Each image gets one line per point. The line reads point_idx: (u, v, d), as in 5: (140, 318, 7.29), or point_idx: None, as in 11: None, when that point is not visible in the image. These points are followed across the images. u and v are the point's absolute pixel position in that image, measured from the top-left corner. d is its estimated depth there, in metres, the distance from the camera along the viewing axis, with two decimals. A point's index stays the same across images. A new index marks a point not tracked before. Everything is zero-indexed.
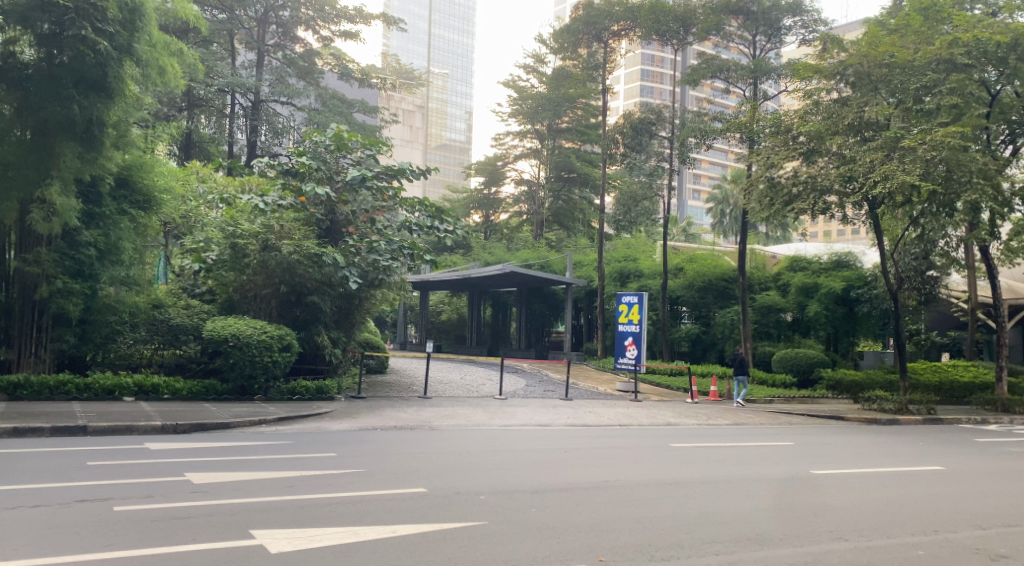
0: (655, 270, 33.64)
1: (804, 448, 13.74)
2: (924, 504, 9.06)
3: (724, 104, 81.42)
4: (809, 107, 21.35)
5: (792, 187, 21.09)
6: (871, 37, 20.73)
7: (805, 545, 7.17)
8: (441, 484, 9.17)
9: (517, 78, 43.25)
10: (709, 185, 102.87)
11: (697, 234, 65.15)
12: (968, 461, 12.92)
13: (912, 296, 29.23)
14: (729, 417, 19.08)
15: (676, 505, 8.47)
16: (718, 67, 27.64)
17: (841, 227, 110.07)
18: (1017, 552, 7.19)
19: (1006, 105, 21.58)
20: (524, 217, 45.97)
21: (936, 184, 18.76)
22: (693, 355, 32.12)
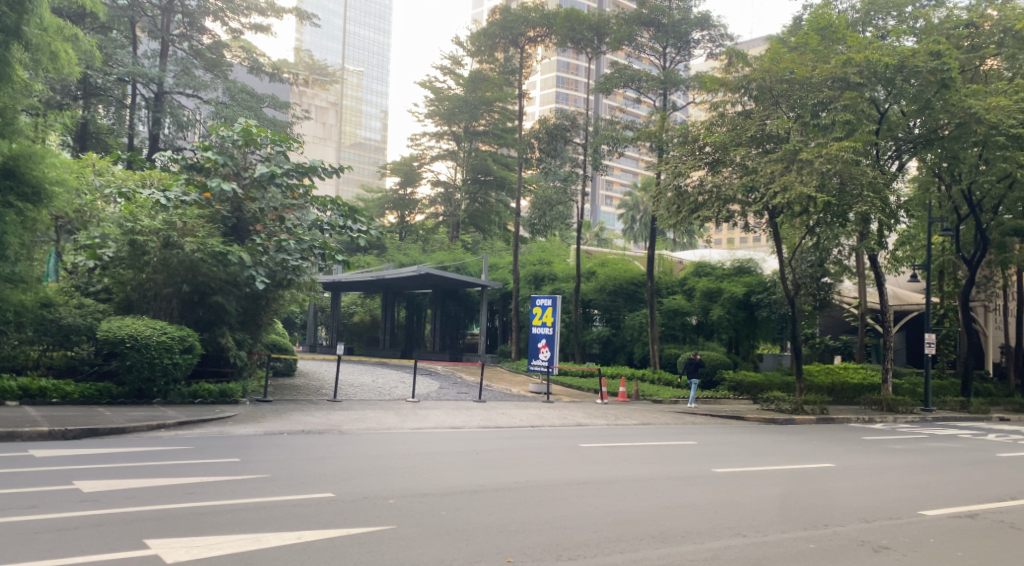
0: (569, 273, 34.12)
1: (707, 447, 14.25)
2: (815, 500, 9.53)
3: (635, 113, 83.40)
4: (715, 119, 22.34)
5: (698, 196, 21.88)
6: (773, 53, 21.77)
7: (706, 541, 7.43)
8: (349, 488, 9.04)
9: (433, 79, 43.05)
10: (621, 192, 105.30)
11: (608, 239, 66.45)
12: (857, 458, 13.67)
13: (807, 302, 30.71)
14: (636, 417, 19.57)
15: (584, 505, 8.63)
16: (631, 77, 28.25)
17: (743, 235, 114.61)
18: (898, 543, 7.65)
19: (893, 123, 22.86)
20: (439, 218, 45.79)
21: (831, 196, 19.79)
22: (604, 357, 32.86)
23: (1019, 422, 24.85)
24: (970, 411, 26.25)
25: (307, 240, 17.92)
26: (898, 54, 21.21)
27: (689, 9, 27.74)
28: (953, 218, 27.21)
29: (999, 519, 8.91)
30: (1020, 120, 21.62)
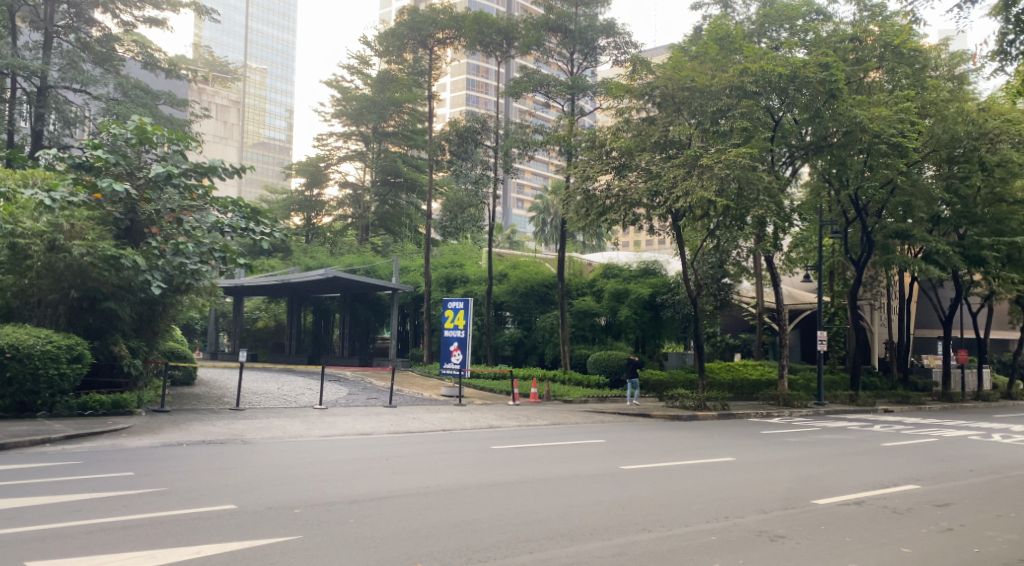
0: (480, 276, 34.17)
1: (615, 445, 14.55)
2: (716, 493, 9.87)
3: (544, 117, 84.15)
4: (621, 125, 22.97)
5: (606, 199, 22.24)
6: (675, 62, 22.51)
7: (613, 538, 7.57)
8: (252, 499, 8.76)
9: (340, 79, 42.26)
10: (532, 195, 106.40)
11: (520, 241, 66.89)
12: (756, 451, 14.24)
13: (709, 301, 31.79)
14: (547, 418, 19.79)
15: (493, 507, 8.64)
16: (540, 81, 28.53)
17: (649, 238, 118.33)
18: (792, 532, 8.01)
19: (786, 130, 23.92)
20: (348, 220, 45.00)
21: (729, 200, 20.58)
22: (516, 359, 33.03)
23: (901, 413, 26.52)
24: (858, 404, 27.87)
25: (206, 244, 17.28)
26: (790, 65, 22.12)
27: (595, 17, 28.38)
28: (842, 221, 28.78)
29: (883, 505, 9.47)
30: (899, 130, 23.15)
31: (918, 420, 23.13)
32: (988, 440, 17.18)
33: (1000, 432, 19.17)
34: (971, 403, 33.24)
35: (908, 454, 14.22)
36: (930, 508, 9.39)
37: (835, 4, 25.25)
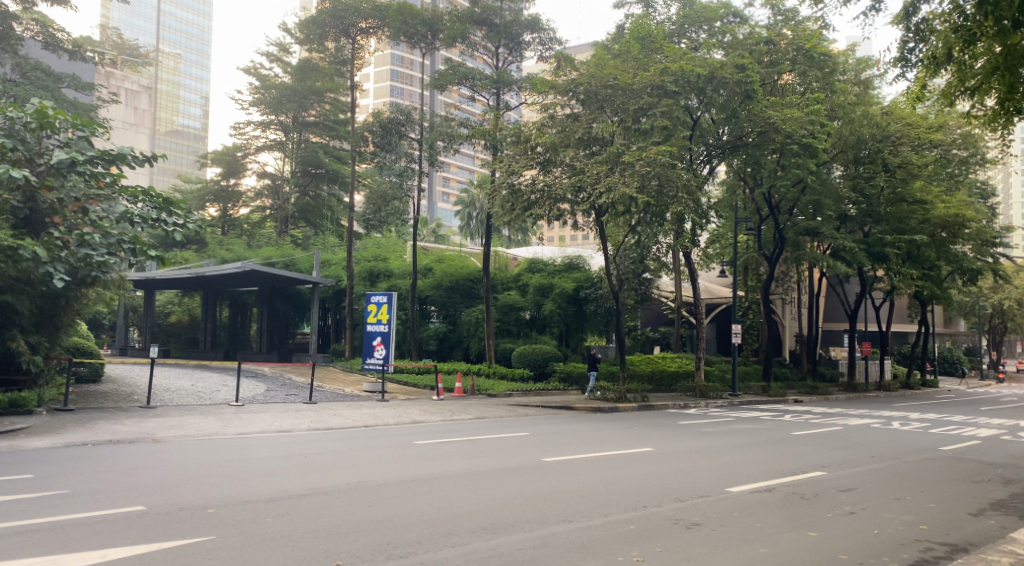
0: (405, 270, 33.90)
1: (539, 437, 14.68)
2: (635, 483, 10.07)
3: (470, 111, 83.83)
4: (545, 120, 23.09)
5: (531, 194, 22.32)
6: (598, 60, 22.75)
7: (534, 530, 7.62)
8: (163, 500, 8.44)
9: (259, 66, 41.02)
10: (457, 189, 105.99)
11: (445, 235, 66.50)
12: (673, 442, 14.60)
13: (629, 296, 32.73)
14: (470, 412, 19.76)
15: (415, 502, 8.57)
16: (464, 75, 28.35)
17: (573, 234, 120.64)
18: (707, 519, 8.25)
19: (704, 129, 24.73)
20: (266, 212, 43.79)
21: (650, 197, 20.93)
22: (440, 353, 32.89)
23: (810, 403, 27.72)
24: (770, 394, 28.99)
25: (114, 234, 16.23)
26: (708, 66, 22.74)
27: (520, 11, 28.36)
28: (756, 219, 29.91)
29: (793, 491, 9.86)
30: (810, 131, 24.10)
31: (824, 409, 24.28)
32: (889, 427, 18.15)
33: (899, 419, 20.29)
34: (873, 393, 35.06)
35: (815, 442, 14.86)
36: (835, 493, 9.84)
37: (751, 7, 26.00)
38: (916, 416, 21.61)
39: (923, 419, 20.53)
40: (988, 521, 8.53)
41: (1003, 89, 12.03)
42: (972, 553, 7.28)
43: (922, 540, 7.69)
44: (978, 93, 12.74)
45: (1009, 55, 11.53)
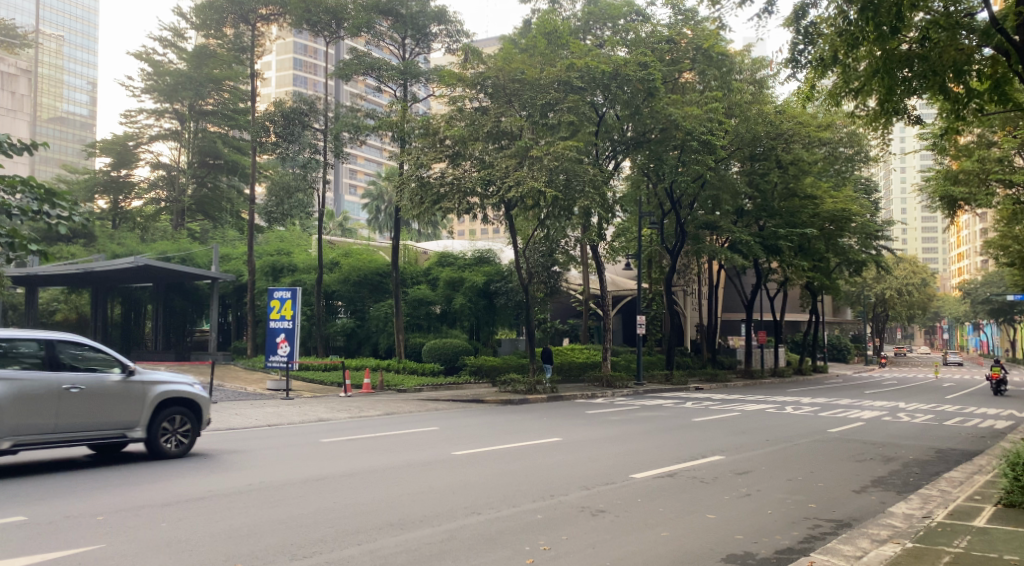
0: (310, 264, 33.09)
1: (449, 432, 14.62)
2: (541, 473, 10.20)
3: (376, 102, 82.51)
4: (454, 113, 22.80)
5: (440, 187, 22.10)
6: (506, 54, 22.79)
7: (442, 524, 7.61)
8: (48, 509, 7.96)
9: (151, 51, 39.03)
10: (365, 181, 104.39)
11: (353, 228, 65.31)
12: (580, 431, 14.85)
13: (540, 288, 32.72)
14: (379, 407, 19.51)
15: (321, 501, 8.40)
16: (370, 65, 27.71)
17: (482, 228, 121.55)
18: (612, 506, 8.45)
19: (609, 126, 25.56)
20: (161, 205, 41.40)
21: (558, 190, 21.37)
22: (348, 349, 32.30)
23: (710, 390, 28.79)
24: (673, 382, 29.96)
25: None
26: (612, 63, 23.25)
27: (426, 2, 28.01)
28: (659, 213, 30.81)
29: (692, 475, 10.22)
30: (708, 128, 25.08)
31: (724, 396, 25.24)
32: (782, 411, 19.08)
33: (791, 404, 21.35)
34: (769, 379, 36.81)
35: (715, 427, 15.41)
36: (732, 476, 10.26)
37: (653, 6, 26.44)
38: (807, 400, 22.83)
39: (812, 403, 21.71)
40: (869, 496, 9.10)
41: (882, 91, 12.88)
42: (855, 527, 7.75)
43: (811, 517, 8.13)
44: (861, 94, 13.51)
45: (886, 59, 12.33)
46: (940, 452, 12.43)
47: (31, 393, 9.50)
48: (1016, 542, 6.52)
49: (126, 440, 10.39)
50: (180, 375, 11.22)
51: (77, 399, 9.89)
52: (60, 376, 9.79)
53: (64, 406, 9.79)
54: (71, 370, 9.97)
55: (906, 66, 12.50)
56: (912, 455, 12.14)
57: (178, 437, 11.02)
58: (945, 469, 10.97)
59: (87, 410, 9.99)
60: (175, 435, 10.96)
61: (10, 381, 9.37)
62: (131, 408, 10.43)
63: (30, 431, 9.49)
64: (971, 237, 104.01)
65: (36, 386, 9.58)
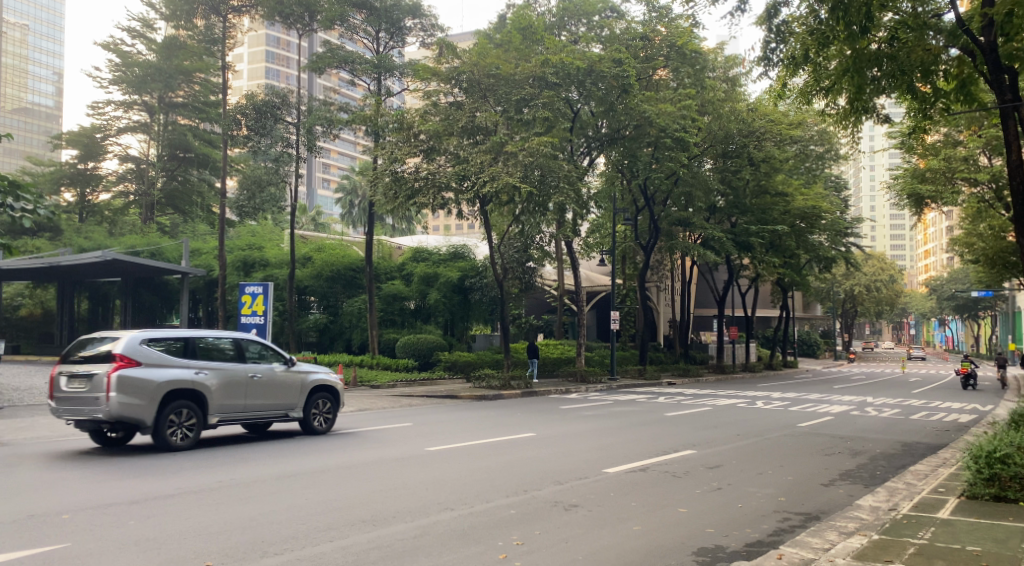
0: (282, 259, 32.79)
1: (422, 428, 14.58)
2: (514, 469, 10.20)
3: (350, 96, 81.72)
4: (429, 108, 22.69)
5: (414, 182, 21.95)
6: (480, 48, 22.76)
7: (415, 520, 7.59)
8: (12, 508, 7.79)
9: (119, 42, 38.34)
10: (338, 175, 103.60)
11: (326, 223, 64.77)
12: (553, 426, 14.88)
13: (514, 284, 33.26)
14: (352, 404, 19.38)
15: (292, 497, 8.34)
16: (344, 58, 27.50)
17: (458, 223, 121.37)
18: (585, 501, 8.48)
19: (584, 121, 25.88)
20: (130, 198, 40.75)
21: (533, 186, 21.44)
22: (321, 345, 32.10)
23: (682, 385, 29.03)
24: (646, 377, 30.21)
25: None
26: (587, 59, 23.39)
27: None
28: (633, 209, 30.97)
29: (664, 470, 10.30)
30: (681, 126, 25.35)
31: (696, 391, 25.46)
32: (753, 406, 19.28)
33: (762, 399, 21.60)
34: (740, 374, 37.23)
35: (687, 422, 15.53)
36: (703, 470, 10.36)
37: (627, 3, 26.51)
38: (777, 395, 23.12)
39: (782, 398, 21.97)
40: (837, 490, 9.24)
41: (852, 90, 13.02)
42: (823, 520, 7.86)
43: (781, 510, 8.23)
44: (831, 93, 13.65)
45: (857, 58, 12.55)
46: (906, 446, 12.66)
47: (230, 379, 11.65)
48: (978, 533, 6.66)
49: (288, 419, 12.51)
50: (321, 366, 13.34)
51: (259, 383, 12.04)
52: (247, 365, 11.95)
53: (250, 388, 11.94)
54: (252, 363, 12.13)
55: (875, 66, 12.67)
56: (879, 449, 12.35)
57: (324, 416, 13.18)
58: (911, 462, 11.18)
59: (266, 391, 12.14)
60: (321, 415, 13.11)
61: (215, 371, 11.50)
62: (294, 393, 12.56)
63: (227, 409, 11.59)
64: (937, 235, 105.89)
65: (231, 373, 11.73)
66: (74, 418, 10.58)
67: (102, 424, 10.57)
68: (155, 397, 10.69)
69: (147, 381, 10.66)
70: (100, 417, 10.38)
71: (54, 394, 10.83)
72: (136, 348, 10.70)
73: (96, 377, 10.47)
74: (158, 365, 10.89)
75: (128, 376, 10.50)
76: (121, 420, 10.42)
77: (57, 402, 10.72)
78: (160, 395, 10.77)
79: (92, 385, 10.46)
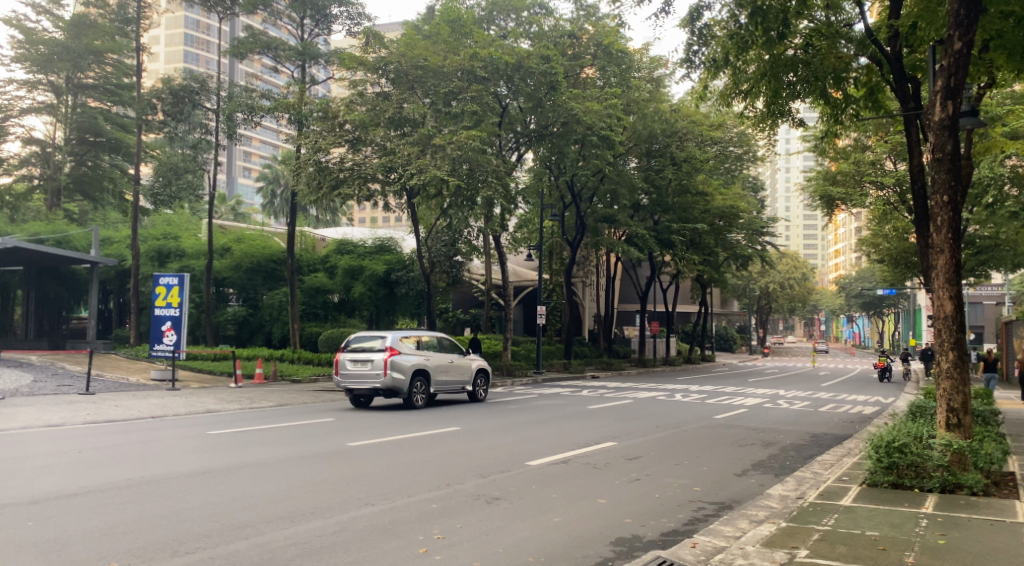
0: (199, 250, 31.65)
1: (345, 422, 14.36)
2: (437, 463, 10.17)
3: (272, 83, 79.40)
4: (354, 97, 22.64)
5: (339, 172, 21.64)
6: (408, 39, 22.63)
7: (334, 515, 7.49)
8: None
9: (23, 18, 36.27)
10: (260, 164, 100.82)
11: (246, 213, 62.96)
12: (478, 420, 14.91)
13: (441, 278, 33.07)
14: (272, 399, 18.95)
15: (207, 494, 8.11)
16: (266, 44, 26.71)
17: (383, 215, 119.97)
18: (506, 494, 8.53)
19: (513, 117, 25.67)
20: (34, 182, 38.75)
21: (461, 179, 21.38)
22: (239, 338, 31.23)
23: (605, 378, 29.55)
24: (571, 370, 30.64)
25: None
26: (516, 54, 23.46)
27: None
28: (560, 205, 31.27)
29: (585, 462, 10.47)
30: (608, 124, 25.09)
31: (619, 384, 25.92)
32: (673, 399, 19.77)
33: (681, 392, 22.20)
34: (661, 368, 38.15)
35: (609, 415, 15.81)
36: (623, 462, 10.57)
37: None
38: (695, 388, 23.79)
39: (700, 391, 22.60)
40: (750, 479, 9.59)
41: (769, 93, 13.46)
42: (735, 509, 8.14)
43: (696, 500, 8.47)
44: (749, 96, 14.04)
45: (774, 63, 12.99)
46: (815, 437, 13.22)
47: (439, 361, 17.23)
48: (876, 518, 7.03)
49: (465, 390, 18.07)
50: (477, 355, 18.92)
51: (452, 364, 17.59)
52: (445, 353, 17.46)
53: (448, 368, 17.48)
54: (448, 351, 17.70)
55: (790, 71, 13.15)
56: (789, 440, 12.86)
57: (484, 389, 18.85)
58: (818, 452, 11.70)
59: (455, 369, 17.76)
60: (481, 387, 18.75)
61: (431, 357, 17.03)
62: (467, 372, 18.14)
63: (438, 381, 17.21)
64: (847, 235, 110.78)
65: (440, 359, 17.26)
66: (357, 387, 15.98)
67: (377, 391, 16.03)
68: (409, 373, 16.20)
69: (404, 363, 16.20)
70: (379, 385, 15.87)
71: (339, 372, 16.22)
72: (399, 342, 16.22)
73: (375, 360, 15.91)
74: (407, 353, 16.37)
75: (396, 360, 16.02)
76: (392, 388, 15.94)
77: (343, 376, 16.11)
78: (411, 371, 16.33)
79: (373, 365, 15.90)
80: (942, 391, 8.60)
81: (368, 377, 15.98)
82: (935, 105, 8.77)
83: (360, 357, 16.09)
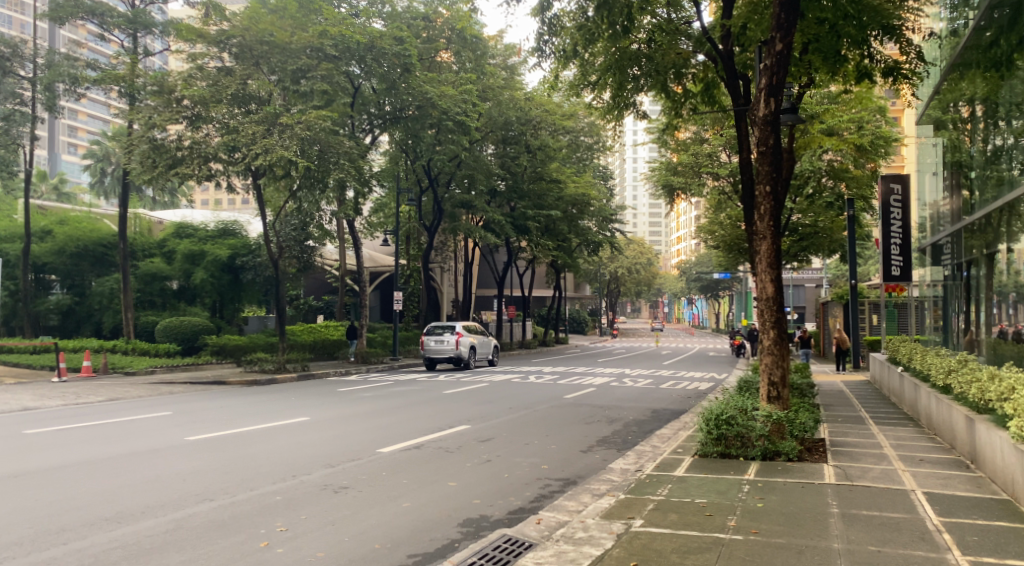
0: (13, 232, 28.75)
1: (183, 415, 13.62)
2: (283, 454, 9.85)
3: (99, 52, 73.16)
4: (192, 71, 20.85)
5: (177, 149, 20.71)
6: (252, 12, 21.29)
7: (166, 514, 7.06)
8: None
9: None
10: (87, 140, 92.94)
11: (72, 193, 57.91)
12: (329, 409, 14.58)
13: (291, 263, 32.02)
14: (101, 393, 17.60)
15: (21, 499, 7.44)
16: (90, 9, 24.45)
17: (229, 198, 114.45)
18: (355, 482, 8.40)
19: (366, 98, 24.89)
20: None
21: (310, 161, 20.64)
22: (64, 329, 28.84)
23: None
24: None
25: None
26: (367, 34, 22.71)
27: None
28: (416, 190, 30.95)
29: (437, 446, 10.50)
30: (461, 109, 25.58)
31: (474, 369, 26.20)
32: (526, 381, 20.20)
33: (534, 374, 22.78)
34: (516, 351, 38.92)
35: (463, 399, 15.96)
36: (475, 444, 10.70)
37: None
38: (547, 369, 24.47)
39: (552, 372, 23.28)
40: (595, 455, 9.98)
41: (614, 85, 13.97)
42: (580, 484, 8.45)
43: (543, 478, 8.72)
44: (596, 86, 14.51)
45: (620, 56, 13.43)
46: (656, 412, 14.01)
47: (480, 340, 25.15)
48: (705, 487, 7.52)
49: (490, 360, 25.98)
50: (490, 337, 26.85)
51: (484, 342, 25.44)
52: (480, 335, 25.34)
53: (483, 344, 25.36)
54: (481, 333, 25.56)
55: (635, 64, 13.66)
56: (632, 416, 13.54)
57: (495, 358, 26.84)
58: (657, 427, 12.38)
59: (484, 345, 25.73)
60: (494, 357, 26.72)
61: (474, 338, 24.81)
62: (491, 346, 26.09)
63: (478, 354, 25.11)
64: (688, 223, 117.15)
65: (480, 339, 25.17)
66: (437, 358, 23.54)
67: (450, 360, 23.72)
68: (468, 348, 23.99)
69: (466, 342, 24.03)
70: (453, 356, 23.57)
71: (423, 349, 23.72)
72: (464, 328, 23.99)
73: (450, 340, 23.58)
74: (468, 335, 24.21)
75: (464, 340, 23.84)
76: (462, 358, 23.67)
77: (427, 351, 23.61)
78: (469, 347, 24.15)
79: (448, 344, 23.57)
80: (765, 367, 9.31)
81: (445, 351, 23.62)
82: (760, 101, 9.42)
83: (439, 339, 23.65)
